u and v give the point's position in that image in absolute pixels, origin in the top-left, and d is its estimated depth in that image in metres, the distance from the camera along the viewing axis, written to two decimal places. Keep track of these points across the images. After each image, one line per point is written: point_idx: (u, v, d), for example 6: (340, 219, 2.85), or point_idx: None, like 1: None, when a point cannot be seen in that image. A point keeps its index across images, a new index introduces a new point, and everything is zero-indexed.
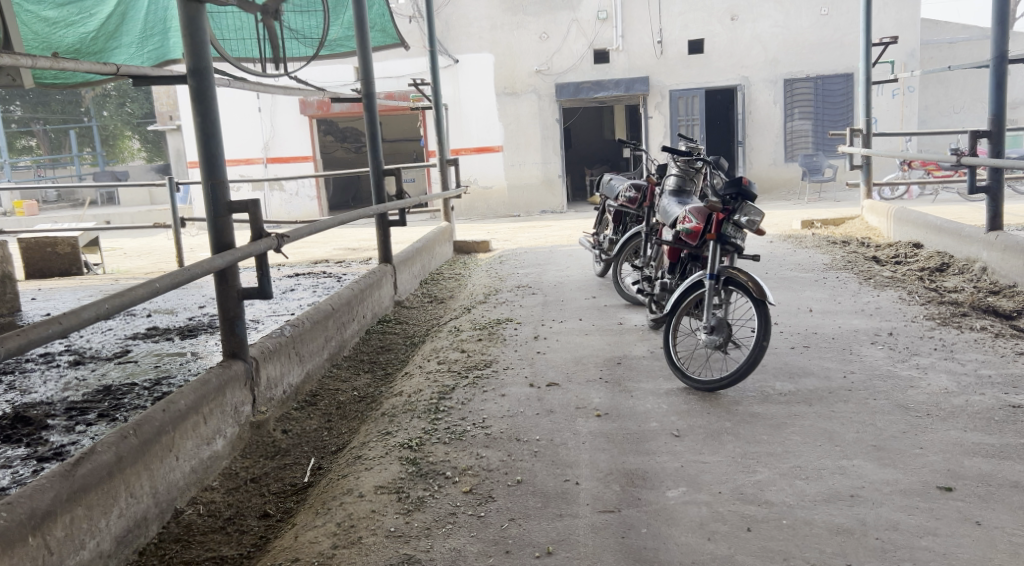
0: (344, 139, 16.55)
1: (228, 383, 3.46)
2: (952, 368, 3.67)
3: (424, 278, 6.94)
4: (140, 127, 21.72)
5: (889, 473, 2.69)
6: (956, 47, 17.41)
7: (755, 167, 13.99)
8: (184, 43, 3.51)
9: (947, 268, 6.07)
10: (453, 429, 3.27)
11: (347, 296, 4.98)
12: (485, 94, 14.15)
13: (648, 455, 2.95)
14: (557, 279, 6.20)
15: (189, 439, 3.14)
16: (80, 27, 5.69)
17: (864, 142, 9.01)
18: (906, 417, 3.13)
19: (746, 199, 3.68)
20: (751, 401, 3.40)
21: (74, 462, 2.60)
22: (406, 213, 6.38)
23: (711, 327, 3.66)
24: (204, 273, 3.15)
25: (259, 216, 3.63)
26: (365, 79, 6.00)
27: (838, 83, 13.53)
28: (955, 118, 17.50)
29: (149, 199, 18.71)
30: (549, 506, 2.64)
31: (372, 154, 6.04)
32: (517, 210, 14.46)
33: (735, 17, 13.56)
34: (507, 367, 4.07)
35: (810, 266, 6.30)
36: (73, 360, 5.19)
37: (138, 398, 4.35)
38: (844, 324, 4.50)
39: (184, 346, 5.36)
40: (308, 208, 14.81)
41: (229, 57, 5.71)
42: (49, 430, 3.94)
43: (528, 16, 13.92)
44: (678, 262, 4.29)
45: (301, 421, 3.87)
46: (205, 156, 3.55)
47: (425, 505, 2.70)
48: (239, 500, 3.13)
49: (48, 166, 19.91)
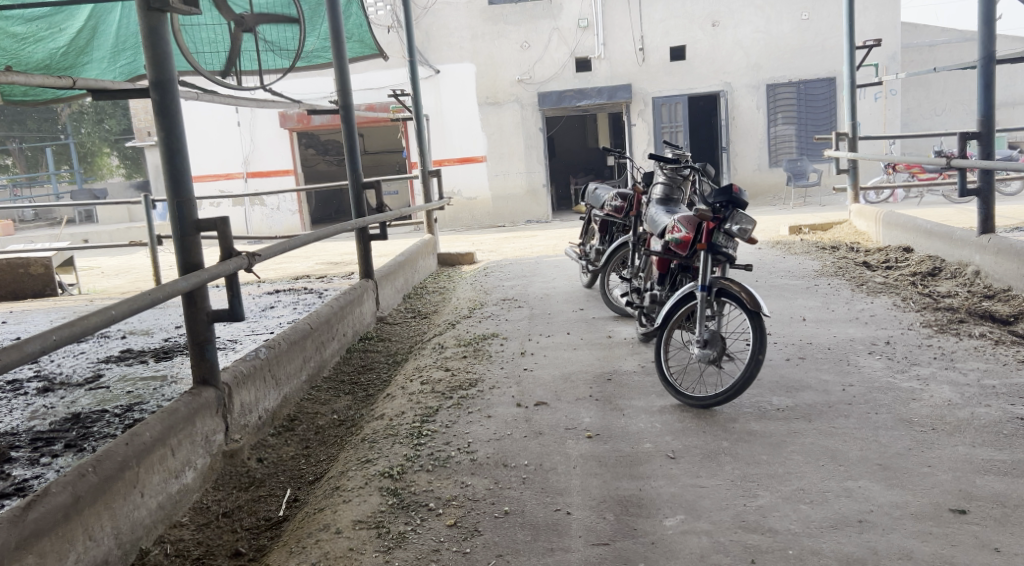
0: (326, 152, 16.39)
1: (198, 411, 3.28)
2: (953, 378, 3.54)
3: (408, 292, 6.76)
4: (119, 144, 21.40)
5: (897, 495, 2.54)
6: (935, 49, 17.45)
7: (740, 172, 13.90)
8: (144, 54, 3.31)
9: (939, 272, 5.95)
10: (437, 455, 3.10)
11: (326, 314, 4.80)
12: (466, 104, 13.99)
13: (643, 480, 2.78)
14: (543, 291, 6.04)
15: (156, 473, 2.96)
16: (50, 43, 5.45)
17: (850, 145, 8.88)
18: (910, 433, 2.99)
19: (736, 207, 3.53)
20: (748, 419, 3.25)
21: (24, 507, 2.44)
22: (387, 226, 6.18)
23: (704, 341, 3.49)
24: (168, 297, 2.95)
25: (228, 234, 3.45)
26: (342, 91, 5.79)
27: (820, 87, 13.45)
28: (936, 120, 17.52)
29: (128, 216, 18.45)
30: (540, 540, 2.48)
31: (350, 166, 5.84)
32: (501, 220, 14.31)
33: (716, 23, 13.49)
34: (493, 386, 3.89)
35: (800, 273, 6.17)
36: (41, 388, 4.95)
37: (108, 426, 4.14)
38: (839, 333, 4.37)
39: (159, 370, 5.15)
40: (290, 223, 14.58)
41: (203, 72, 5.49)
42: (11, 464, 3.72)
43: (508, 25, 13.80)
44: (668, 273, 4.14)
45: (277, 448, 3.69)
46: (169, 173, 3.37)
47: (407, 541, 2.54)
48: (209, 538, 2.95)
49: (25, 184, 19.55)
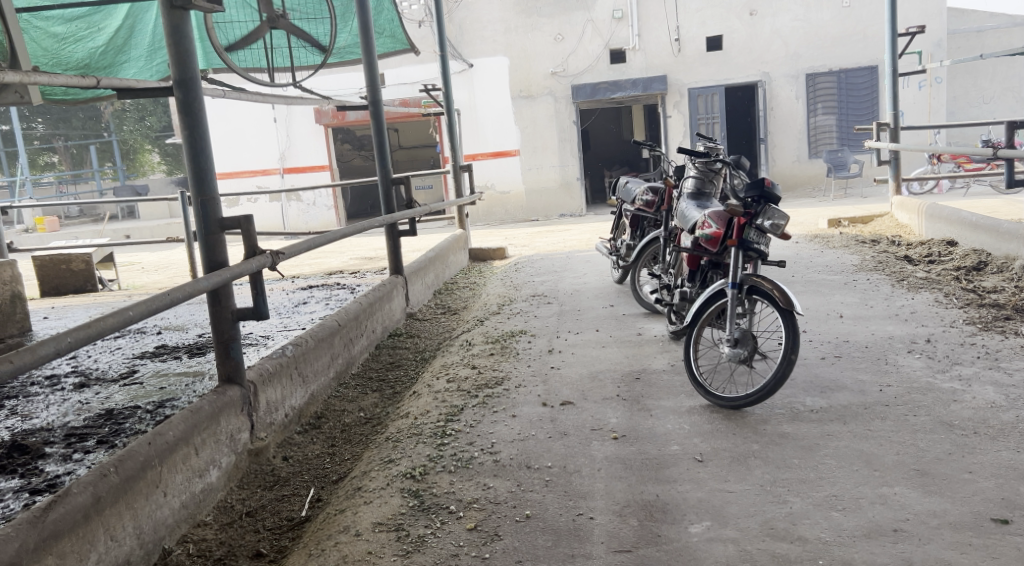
0: (362, 147, 16.46)
1: (223, 410, 3.26)
2: (998, 379, 3.40)
3: (438, 288, 6.72)
4: (160, 141, 21.67)
5: (935, 503, 2.44)
6: (983, 35, 17.03)
7: (778, 164, 13.65)
8: (168, 52, 3.31)
9: (984, 267, 5.74)
10: (459, 456, 3.05)
11: (355, 311, 4.77)
12: (500, 97, 13.94)
13: (670, 484, 2.71)
14: (573, 287, 5.96)
15: (179, 473, 2.95)
16: (89, 42, 5.47)
17: (892, 136, 8.65)
18: (951, 436, 2.87)
19: (769, 202, 3.43)
20: (780, 421, 3.15)
21: (44, 508, 2.44)
22: (416, 221, 6.12)
23: (735, 340, 3.40)
24: (188, 297, 2.93)
25: (252, 232, 3.44)
26: (370, 86, 5.75)
27: (861, 76, 13.17)
28: (984, 108, 17.12)
29: (169, 211, 18.68)
30: (561, 545, 2.43)
31: (379, 161, 5.80)
32: (535, 214, 14.25)
33: (754, 11, 13.27)
34: (520, 384, 3.83)
35: (838, 268, 6.02)
36: (77, 383, 5.00)
37: (139, 422, 4.14)
38: (877, 331, 4.24)
39: (192, 366, 5.16)
40: (325, 218, 14.64)
41: (235, 69, 5.47)
42: (45, 459, 3.73)
43: (542, 18, 13.70)
44: (698, 270, 4.04)
45: (302, 446, 3.67)
46: (193, 172, 3.36)
47: (425, 545, 2.49)
48: (232, 538, 2.94)
49: (70, 182, 19.89)
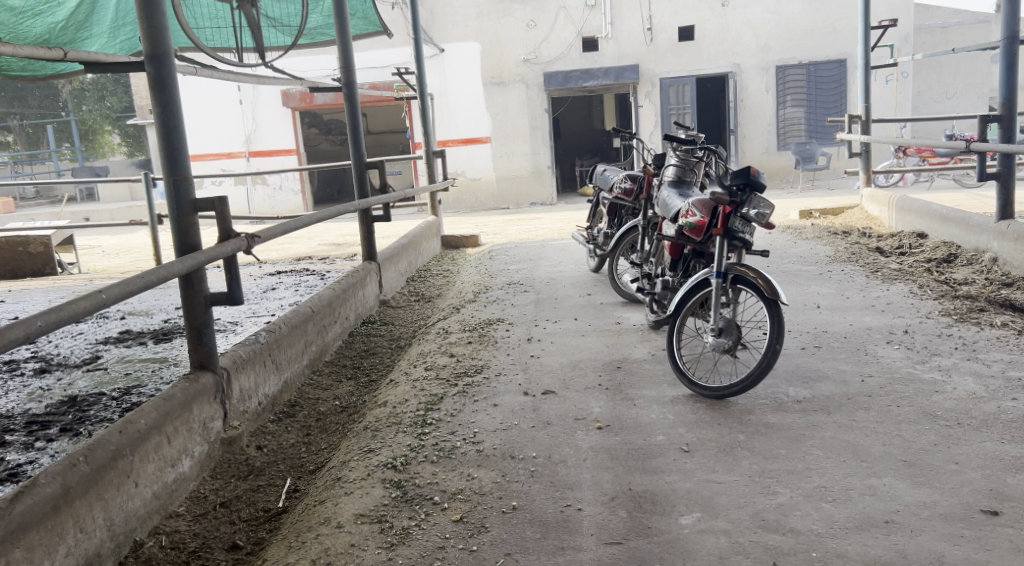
0: (328, 132, 16.27)
1: (195, 397, 3.16)
2: (977, 369, 3.42)
3: (411, 275, 6.63)
4: (120, 121, 21.17)
5: (924, 494, 2.44)
6: (947, 32, 17.27)
7: (747, 155, 13.70)
8: (139, 25, 3.18)
9: (955, 258, 5.79)
10: (441, 446, 2.98)
11: (328, 297, 4.67)
12: (471, 84, 13.83)
13: (657, 474, 2.68)
14: (548, 275, 5.91)
15: (150, 462, 2.85)
16: (48, 17, 5.12)
17: (863, 128, 8.70)
18: (934, 428, 2.87)
19: (754, 190, 3.40)
20: (764, 411, 3.13)
21: (10, 499, 2.33)
22: (389, 207, 6.02)
23: (718, 330, 3.37)
24: (161, 280, 2.83)
25: (226, 214, 3.33)
26: (345, 68, 5.62)
27: (830, 69, 13.25)
28: (947, 103, 17.36)
29: (130, 194, 18.29)
30: (550, 537, 2.38)
31: (353, 145, 5.68)
32: (506, 202, 14.19)
33: (726, 2, 13.28)
34: (500, 372, 3.78)
35: (812, 259, 6.04)
36: (37, 369, 4.83)
37: (104, 410, 4.01)
38: (855, 321, 4.24)
39: (158, 353, 5.02)
40: (292, 202, 14.44)
41: (204, 48, 5.30)
42: (5, 448, 3.59)
43: (514, 4, 13.59)
44: (680, 259, 4.01)
45: (277, 435, 3.58)
46: (165, 151, 3.25)
47: (410, 537, 2.43)
48: (206, 529, 2.85)
49: (26, 162, 19.37)
